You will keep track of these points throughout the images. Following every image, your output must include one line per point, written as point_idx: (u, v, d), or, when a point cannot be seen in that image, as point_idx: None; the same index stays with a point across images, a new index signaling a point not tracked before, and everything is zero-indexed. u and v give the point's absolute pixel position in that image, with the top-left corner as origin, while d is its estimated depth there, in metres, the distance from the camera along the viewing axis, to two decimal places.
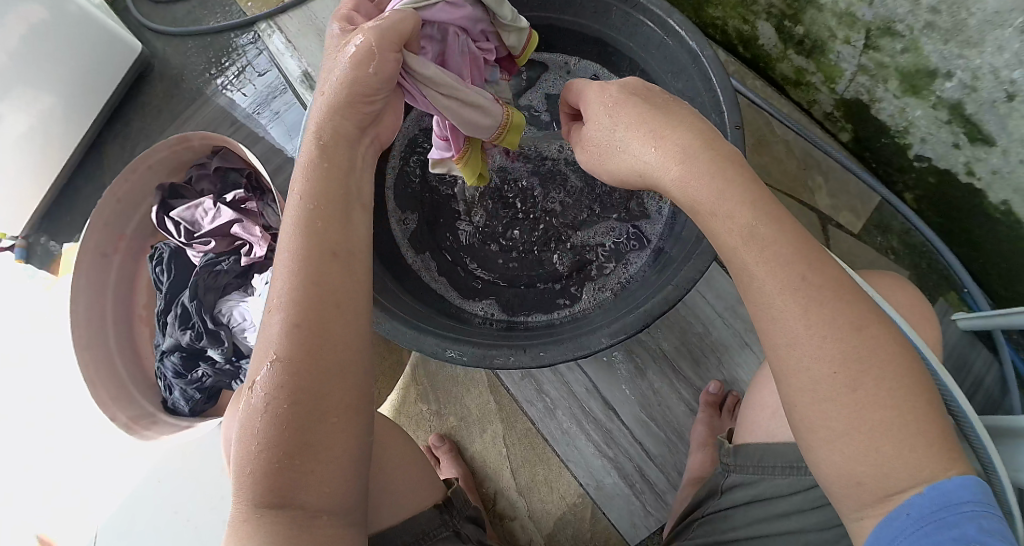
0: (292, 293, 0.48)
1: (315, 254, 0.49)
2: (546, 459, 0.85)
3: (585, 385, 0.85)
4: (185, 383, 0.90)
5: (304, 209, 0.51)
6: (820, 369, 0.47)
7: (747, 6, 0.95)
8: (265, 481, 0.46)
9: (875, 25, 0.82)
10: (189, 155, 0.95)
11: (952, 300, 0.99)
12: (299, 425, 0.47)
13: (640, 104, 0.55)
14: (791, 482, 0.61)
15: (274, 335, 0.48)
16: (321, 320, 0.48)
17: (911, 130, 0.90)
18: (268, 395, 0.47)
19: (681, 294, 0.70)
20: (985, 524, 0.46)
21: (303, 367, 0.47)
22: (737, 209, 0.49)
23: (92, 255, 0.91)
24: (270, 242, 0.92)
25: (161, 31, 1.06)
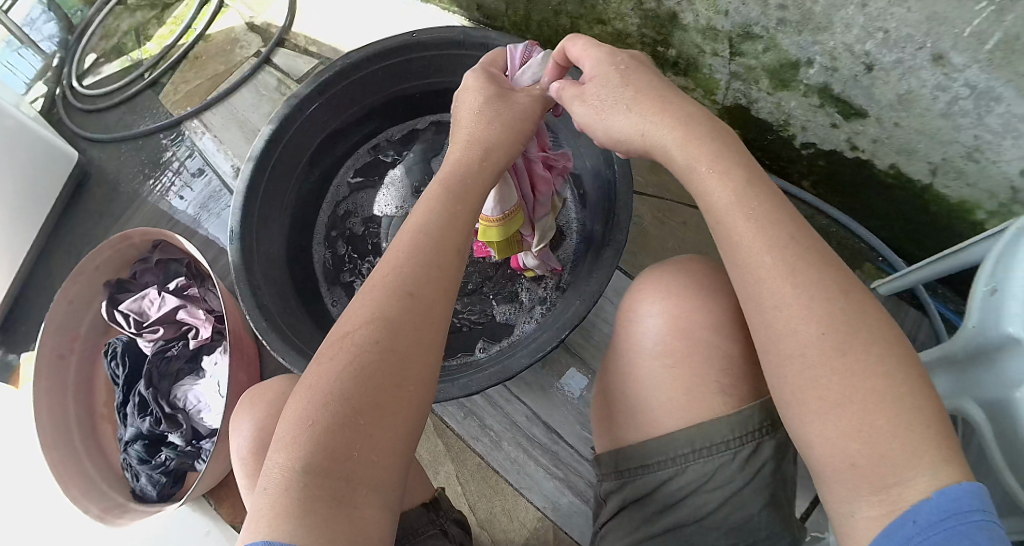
0: (405, 268, 0.57)
1: (431, 247, 0.58)
2: (500, 490, 0.88)
3: (525, 413, 0.90)
4: (150, 468, 0.92)
5: (441, 205, 0.61)
6: (808, 329, 0.49)
7: (621, 41, 1.02)
8: (323, 436, 0.49)
9: (735, 33, 0.88)
10: (132, 253, 1.00)
11: (869, 270, 1.05)
12: (368, 391, 0.51)
13: (644, 76, 0.61)
14: (655, 476, 0.62)
15: (378, 299, 0.55)
16: (423, 300, 0.56)
17: (792, 122, 0.97)
18: (348, 358, 0.52)
19: (588, 307, 0.77)
20: (998, 534, 0.43)
21: (399, 333, 0.54)
22: (729, 173, 0.54)
23: (50, 356, 0.95)
24: (214, 324, 0.96)
25: (94, 139, 1.13)
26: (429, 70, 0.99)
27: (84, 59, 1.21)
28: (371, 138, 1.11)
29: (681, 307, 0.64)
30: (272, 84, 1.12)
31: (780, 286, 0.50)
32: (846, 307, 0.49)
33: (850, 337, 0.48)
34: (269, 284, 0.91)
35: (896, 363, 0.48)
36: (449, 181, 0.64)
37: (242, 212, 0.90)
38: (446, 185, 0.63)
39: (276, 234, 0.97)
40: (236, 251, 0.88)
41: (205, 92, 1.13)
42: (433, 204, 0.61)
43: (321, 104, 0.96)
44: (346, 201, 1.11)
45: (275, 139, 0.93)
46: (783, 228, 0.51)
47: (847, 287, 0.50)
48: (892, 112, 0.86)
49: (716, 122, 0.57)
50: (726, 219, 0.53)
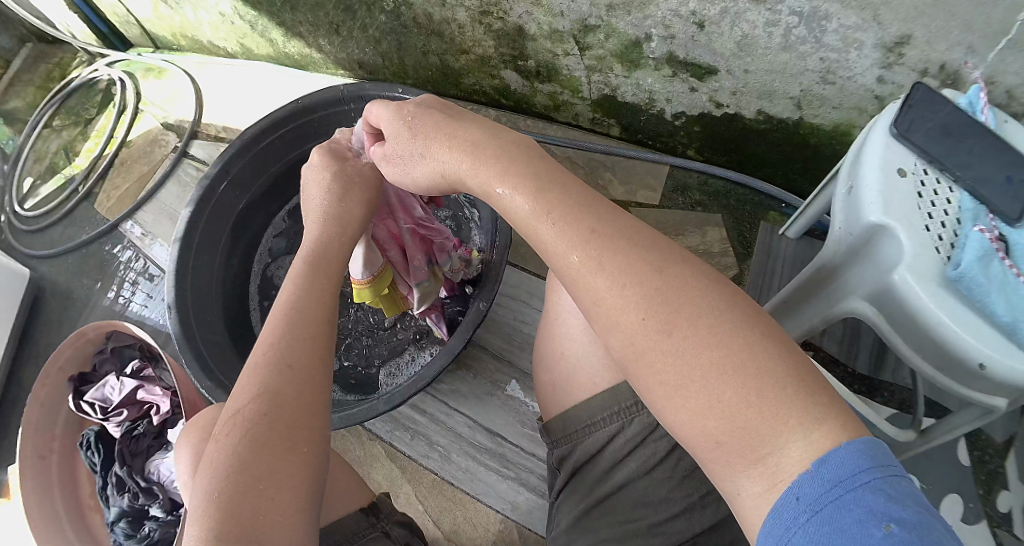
0: (279, 345, 0.66)
1: (299, 319, 0.68)
2: (460, 501, 0.91)
3: (466, 423, 0.94)
4: (137, 541, 0.96)
5: (300, 281, 0.71)
6: (632, 318, 0.53)
7: (486, 64, 1.11)
8: (225, 507, 0.56)
9: (576, 30, 0.96)
10: (90, 348, 1.08)
11: (774, 218, 1.10)
12: (260, 457, 0.59)
13: (434, 115, 0.70)
14: (597, 437, 0.74)
15: (258, 375, 0.64)
16: (301, 366, 0.65)
17: (656, 97, 1.04)
18: (239, 433, 0.60)
19: (486, 308, 0.83)
20: (885, 491, 0.45)
21: (280, 399, 0.62)
22: (519, 183, 0.61)
23: (30, 458, 1.02)
24: (173, 397, 1.04)
25: (42, 255, 1.22)
26: (320, 130, 1.09)
27: (23, 184, 1.32)
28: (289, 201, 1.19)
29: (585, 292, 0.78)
30: (193, 176, 1.22)
31: (595, 279, 0.55)
32: (662, 285, 0.53)
33: (672, 314, 0.52)
34: (212, 353, 0.98)
35: (711, 291, 0.53)
36: (311, 257, 0.73)
37: (175, 289, 0.97)
38: (310, 262, 0.73)
39: (213, 307, 1.05)
40: (176, 323, 0.95)
41: (135, 194, 1.23)
42: (298, 283, 0.71)
43: (229, 181, 1.05)
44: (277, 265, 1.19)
45: (195, 220, 1.02)
46: (583, 225, 0.57)
47: (655, 262, 0.54)
48: (737, 61, 0.92)
49: (502, 139, 0.65)
50: (533, 226, 0.59)
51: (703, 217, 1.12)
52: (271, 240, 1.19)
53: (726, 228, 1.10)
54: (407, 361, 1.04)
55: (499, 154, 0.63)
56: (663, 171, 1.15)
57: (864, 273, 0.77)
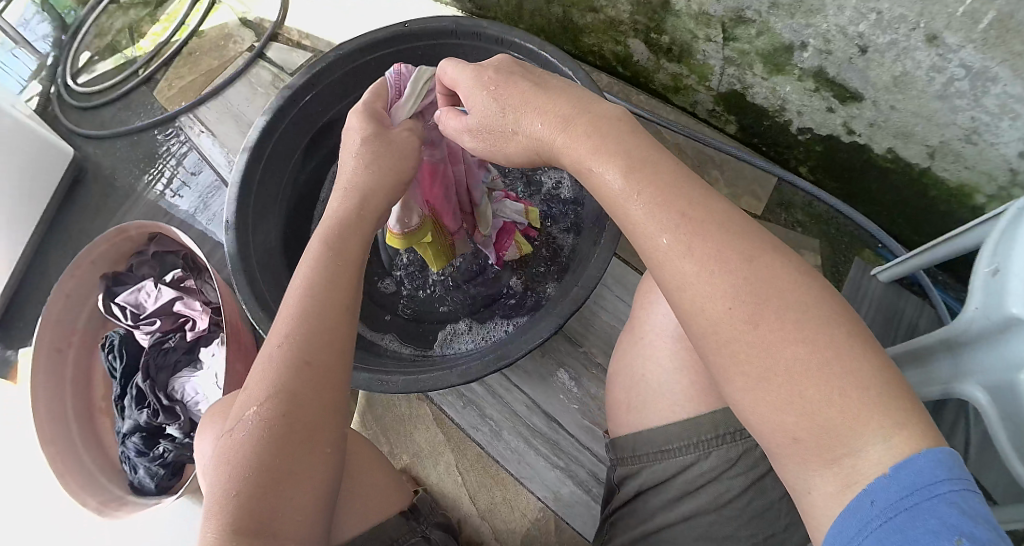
0: (296, 335, 0.55)
1: (322, 304, 0.57)
2: (502, 481, 0.88)
3: (525, 403, 0.90)
4: (149, 459, 0.92)
5: (321, 255, 0.59)
6: (716, 306, 0.47)
7: (615, 28, 1.02)
8: (238, 511, 0.49)
9: (727, 17, 0.88)
10: (127, 247, 1.00)
11: (868, 257, 1.04)
12: (279, 459, 0.51)
13: (523, 83, 0.61)
14: (665, 466, 0.64)
15: (272, 369, 0.54)
16: (321, 361, 0.55)
17: (786, 107, 0.97)
18: (253, 437, 0.52)
19: (587, 293, 0.77)
20: (966, 504, 0.41)
21: (298, 400, 0.53)
22: (669, 165, 0.52)
23: (47, 349, 0.96)
24: (212, 316, 0.97)
25: (82, 134, 1.14)
26: (426, 62, 0.97)
27: (79, 57, 1.22)
28: None
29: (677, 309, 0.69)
30: (267, 79, 1.11)
31: (682, 264, 0.48)
32: (751, 277, 0.47)
33: (761, 308, 0.46)
34: (265, 274, 0.90)
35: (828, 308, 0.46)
36: (331, 228, 0.60)
37: (239, 200, 0.90)
38: (336, 230, 0.60)
39: (271, 226, 0.95)
40: (232, 241, 0.88)
41: (200, 86, 1.14)
42: (317, 262, 0.58)
43: (313, 95, 0.95)
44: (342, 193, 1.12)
45: (270, 130, 0.93)
46: (673, 208, 0.49)
47: (762, 259, 0.47)
48: (887, 94, 0.85)
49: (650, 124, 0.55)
50: (621, 206, 0.52)
51: (800, 239, 1.05)
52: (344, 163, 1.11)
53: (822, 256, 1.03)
54: (474, 332, 0.92)
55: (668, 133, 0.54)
56: (771, 182, 1.07)
57: (998, 360, 0.70)
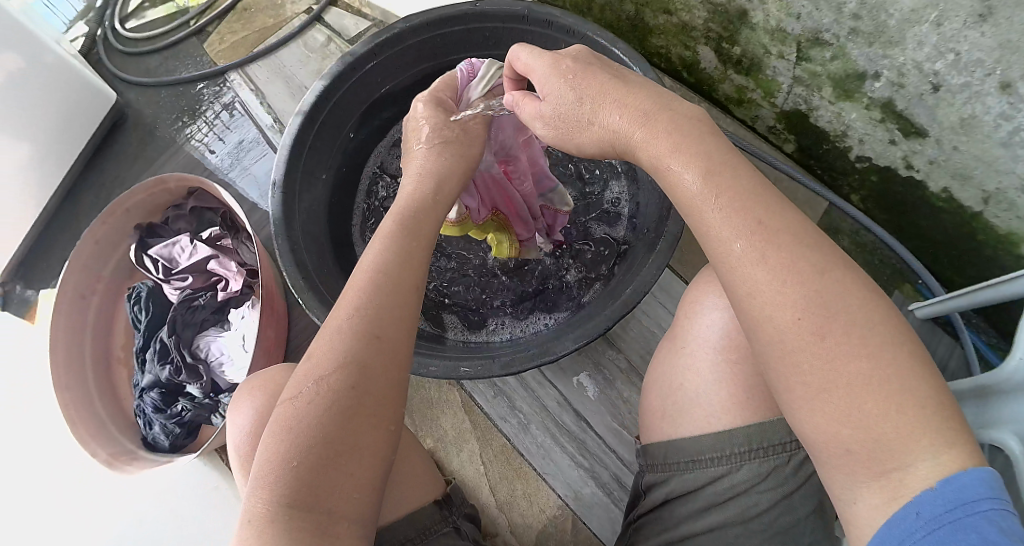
0: (367, 306, 0.52)
1: (394, 280, 0.54)
2: (525, 475, 0.89)
3: (557, 399, 0.91)
4: (165, 417, 0.90)
5: (396, 233, 0.58)
6: (783, 316, 0.44)
7: (686, 33, 1.03)
8: (299, 480, 0.46)
9: (805, 37, 0.88)
10: (165, 199, 0.98)
11: (907, 292, 1.03)
12: (344, 431, 0.48)
13: (603, 75, 0.57)
14: (695, 476, 0.59)
15: (340, 339, 0.51)
16: (391, 336, 0.52)
17: (849, 134, 0.96)
18: (317, 406, 0.49)
19: (637, 298, 0.76)
20: (1009, 524, 0.39)
21: (367, 373, 0.50)
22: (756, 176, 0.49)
23: (72, 295, 0.94)
24: (246, 277, 0.94)
25: (128, 81, 1.14)
26: (491, 41, 0.94)
27: (129, 3, 1.22)
28: None
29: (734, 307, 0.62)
30: (320, 44, 1.10)
31: (753, 271, 0.45)
32: (821, 289, 0.44)
33: (829, 321, 0.43)
34: (307, 243, 0.87)
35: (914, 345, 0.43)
36: (407, 206, 0.60)
37: (287, 163, 0.87)
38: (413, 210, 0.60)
39: (320, 193, 0.94)
40: (278, 201, 0.85)
41: (252, 43, 1.12)
42: (391, 239, 0.57)
43: (375, 65, 0.92)
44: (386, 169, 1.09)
45: (327, 96, 0.90)
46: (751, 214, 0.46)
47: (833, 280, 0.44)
48: (953, 135, 0.84)
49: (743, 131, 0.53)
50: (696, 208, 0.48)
51: None
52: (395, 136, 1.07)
53: None
54: (514, 323, 0.91)
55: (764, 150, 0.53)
56: (822, 207, 1.07)
57: None
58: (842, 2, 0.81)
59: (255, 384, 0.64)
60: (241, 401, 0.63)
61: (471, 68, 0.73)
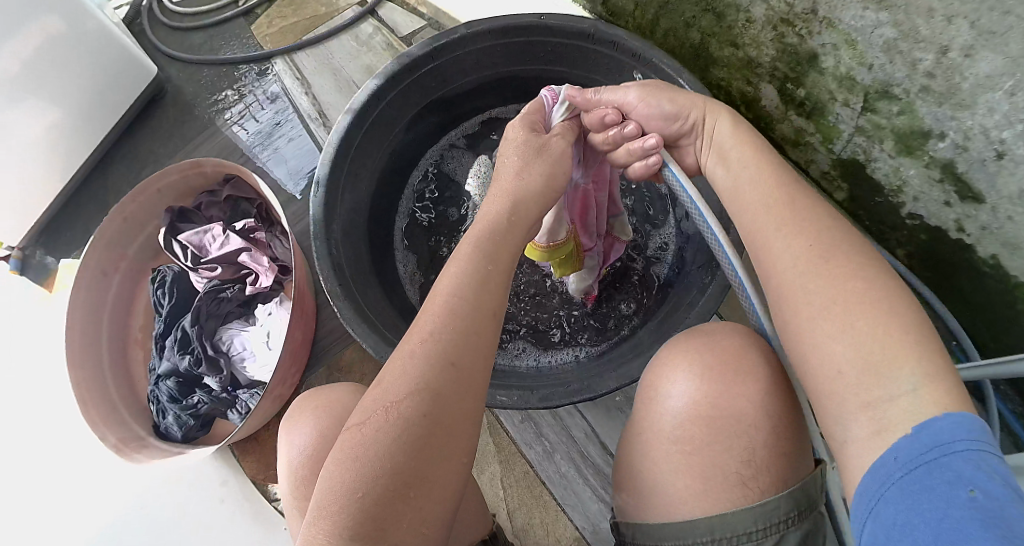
0: (443, 334, 0.53)
1: (471, 307, 0.55)
2: (545, 504, 0.91)
3: (584, 430, 0.94)
4: (180, 408, 0.87)
5: (473, 258, 0.58)
6: (797, 252, 0.49)
7: (751, 68, 1.03)
8: (365, 513, 0.47)
9: (873, 88, 0.88)
10: (199, 181, 0.96)
11: None
12: (415, 463, 0.49)
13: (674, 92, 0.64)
14: None
15: (415, 366, 0.52)
16: (465, 365, 0.53)
17: (905, 190, 0.95)
18: (389, 434, 0.49)
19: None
20: (990, 465, 0.38)
21: (441, 403, 0.51)
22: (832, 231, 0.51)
23: (93, 272, 0.91)
24: (276, 274, 0.92)
25: (173, 56, 1.14)
26: (552, 56, 0.92)
27: None
28: (483, 111, 1.06)
29: (706, 375, 0.51)
30: (369, 37, 1.08)
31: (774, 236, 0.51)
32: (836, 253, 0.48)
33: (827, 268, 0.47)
34: (345, 244, 0.84)
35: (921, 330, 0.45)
36: (486, 235, 0.60)
37: (333, 159, 0.84)
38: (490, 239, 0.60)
39: (361, 193, 0.90)
40: (318, 205, 0.81)
41: (301, 31, 1.11)
42: (468, 264, 0.58)
43: (432, 68, 0.89)
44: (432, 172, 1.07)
45: (381, 94, 0.87)
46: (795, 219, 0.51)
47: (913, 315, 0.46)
48: (1011, 205, 0.82)
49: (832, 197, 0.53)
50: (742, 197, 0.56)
51: None
52: (453, 139, 1.07)
53: None
54: (541, 351, 0.93)
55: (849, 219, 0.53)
56: None
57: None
58: (917, 58, 0.81)
59: (312, 404, 0.64)
60: (297, 422, 0.64)
61: (552, 93, 0.71)
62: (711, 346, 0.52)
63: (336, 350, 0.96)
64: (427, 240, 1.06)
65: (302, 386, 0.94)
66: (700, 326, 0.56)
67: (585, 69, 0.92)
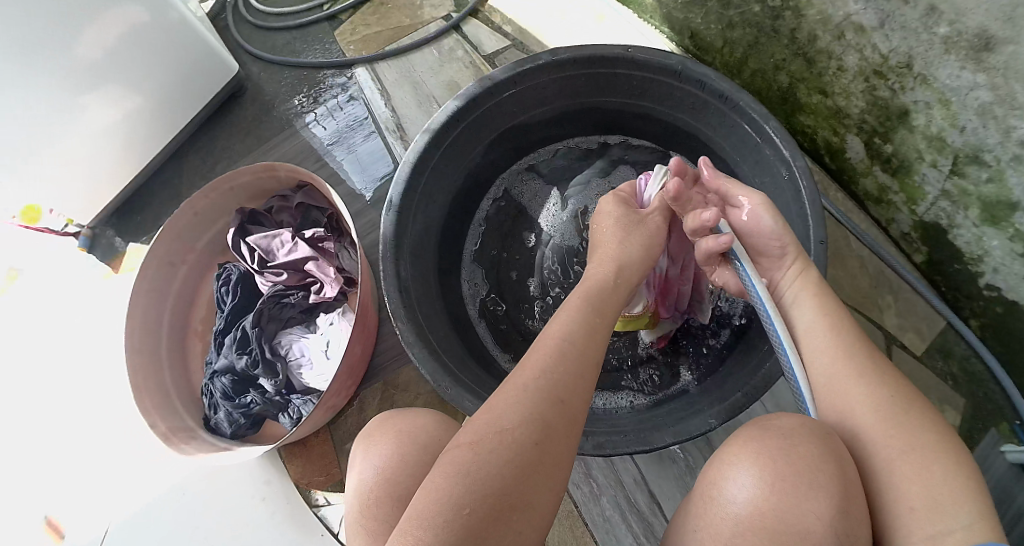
0: (557, 369, 0.55)
1: (582, 349, 0.57)
2: (583, 544, 0.90)
3: (634, 476, 0.92)
4: (232, 406, 0.89)
5: (586, 305, 0.61)
6: (876, 408, 0.57)
7: (840, 119, 0.98)
8: (468, 529, 0.47)
9: (963, 152, 0.84)
10: (273, 184, 0.97)
11: (1003, 430, 0.95)
12: (521, 488, 0.49)
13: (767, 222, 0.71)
14: None
15: (529, 395, 0.53)
16: (575, 402, 0.54)
17: (985, 259, 0.91)
18: (500, 455, 0.49)
19: (749, 402, 0.75)
20: None
21: (551, 434, 0.51)
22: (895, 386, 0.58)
23: (161, 262, 0.95)
24: (341, 285, 0.92)
25: (262, 58, 1.16)
26: (636, 90, 0.88)
27: None
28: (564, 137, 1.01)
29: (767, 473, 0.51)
30: (453, 49, 1.09)
31: (849, 382, 0.59)
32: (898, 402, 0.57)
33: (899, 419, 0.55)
34: (412, 265, 0.82)
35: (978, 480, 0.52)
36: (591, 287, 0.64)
37: (405, 184, 0.80)
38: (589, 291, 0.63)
39: (435, 213, 0.88)
40: (389, 225, 0.79)
41: (385, 41, 1.13)
42: (579, 309, 0.60)
43: (512, 94, 0.86)
44: (508, 191, 1.02)
45: (457, 119, 0.83)
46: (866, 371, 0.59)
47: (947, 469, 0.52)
48: None
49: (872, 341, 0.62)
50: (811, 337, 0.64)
51: (945, 392, 0.98)
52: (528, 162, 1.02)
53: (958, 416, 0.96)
54: (606, 392, 0.91)
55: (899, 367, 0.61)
56: (939, 326, 1.00)
57: None
58: (1012, 126, 0.77)
59: (383, 430, 0.63)
60: (364, 446, 0.63)
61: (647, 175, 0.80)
62: (781, 448, 0.52)
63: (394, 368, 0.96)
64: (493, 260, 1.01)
65: (355, 397, 0.95)
66: (770, 420, 0.55)
67: (672, 107, 0.88)
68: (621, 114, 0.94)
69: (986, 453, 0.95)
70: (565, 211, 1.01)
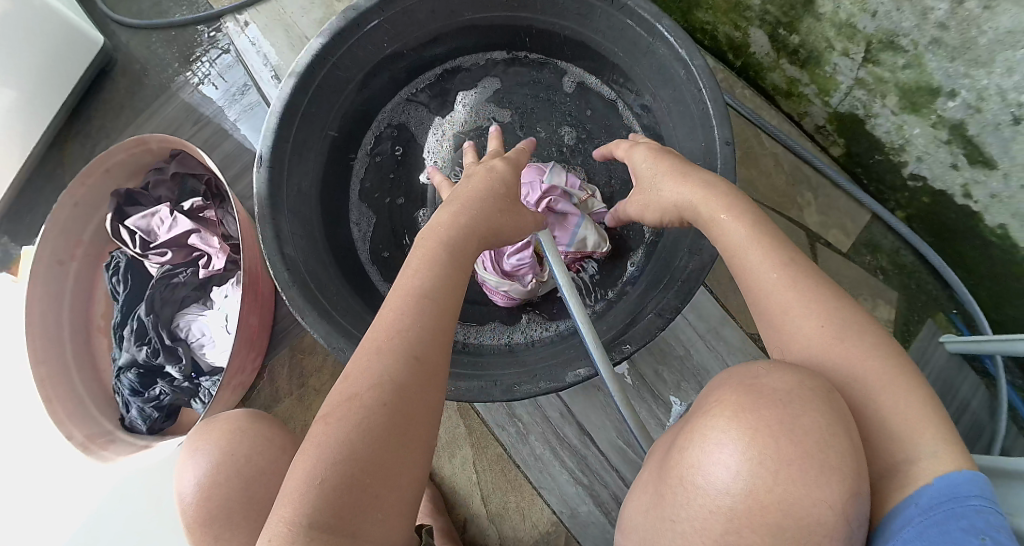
0: (409, 329, 0.53)
1: (440, 303, 0.56)
2: (519, 488, 0.90)
3: (559, 410, 0.90)
4: (143, 401, 0.89)
5: (443, 257, 0.59)
6: None
7: (740, 12, 0.90)
8: (326, 502, 0.45)
9: (877, 38, 0.78)
10: (145, 160, 0.92)
11: (941, 321, 0.94)
12: (380, 453, 0.48)
13: None
14: None
15: (382, 359, 0.51)
16: (430, 359, 0.53)
17: (907, 149, 0.87)
18: (353, 423, 0.48)
19: (664, 324, 0.72)
20: (995, 519, 0.44)
21: (405, 396, 0.50)
22: (788, 300, 0.56)
23: (47, 264, 0.89)
24: (228, 254, 0.91)
25: (125, 23, 1.08)
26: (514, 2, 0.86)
27: None
28: (453, 59, 0.97)
29: (764, 449, 0.43)
30: None
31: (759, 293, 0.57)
32: (790, 311, 0.55)
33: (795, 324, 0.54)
34: (295, 227, 0.80)
35: (874, 384, 0.51)
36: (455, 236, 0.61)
37: (275, 136, 0.78)
38: (450, 252, 0.59)
39: (312, 167, 0.85)
40: (263, 182, 0.77)
41: None
42: (436, 263, 0.58)
43: (381, 23, 0.82)
44: (404, 122, 1.00)
45: (324, 56, 0.79)
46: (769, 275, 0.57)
47: (829, 373, 0.52)
48: None
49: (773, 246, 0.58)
50: None
51: (877, 287, 0.95)
52: (409, 93, 0.98)
53: (892, 310, 0.94)
54: (514, 325, 0.90)
55: (796, 267, 0.57)
56: (865, 219, 0.96)
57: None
58: (930, 7, 0.71)
59: (206, 432, 0.73)
60: (195, 449, 0.73)
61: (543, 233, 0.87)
62: (785, 426, 0.43)
63: (297, 332, 0.95)
64: (386, 198, 0.99)
65: (264, 369, 0.94)
66: (755, 376, 0.47)
67: (555, 15, 0.86)
68: (508, 29, 0.92)
69: (926, 344, 0.94)
70: (450, 143, 1.00)
